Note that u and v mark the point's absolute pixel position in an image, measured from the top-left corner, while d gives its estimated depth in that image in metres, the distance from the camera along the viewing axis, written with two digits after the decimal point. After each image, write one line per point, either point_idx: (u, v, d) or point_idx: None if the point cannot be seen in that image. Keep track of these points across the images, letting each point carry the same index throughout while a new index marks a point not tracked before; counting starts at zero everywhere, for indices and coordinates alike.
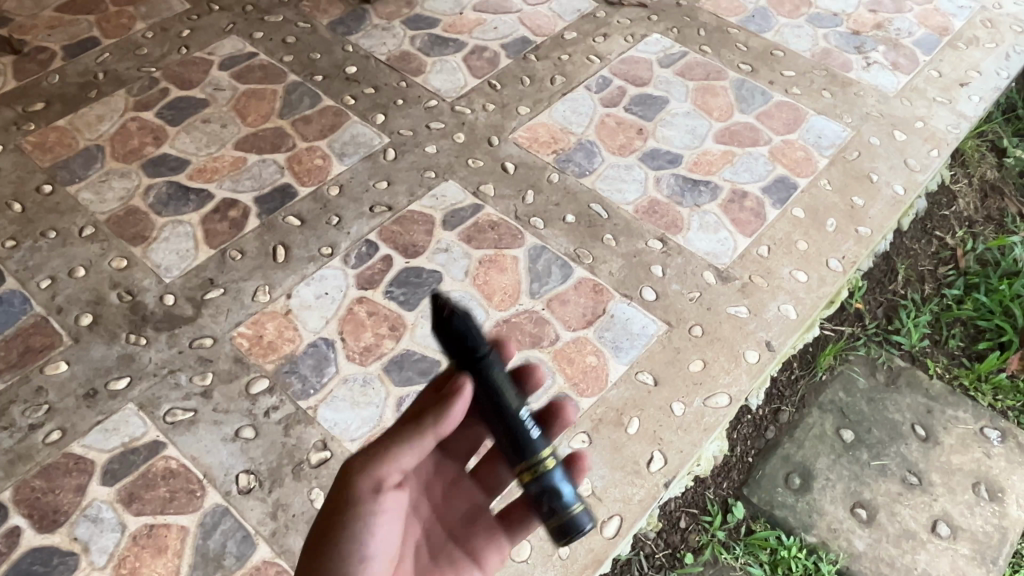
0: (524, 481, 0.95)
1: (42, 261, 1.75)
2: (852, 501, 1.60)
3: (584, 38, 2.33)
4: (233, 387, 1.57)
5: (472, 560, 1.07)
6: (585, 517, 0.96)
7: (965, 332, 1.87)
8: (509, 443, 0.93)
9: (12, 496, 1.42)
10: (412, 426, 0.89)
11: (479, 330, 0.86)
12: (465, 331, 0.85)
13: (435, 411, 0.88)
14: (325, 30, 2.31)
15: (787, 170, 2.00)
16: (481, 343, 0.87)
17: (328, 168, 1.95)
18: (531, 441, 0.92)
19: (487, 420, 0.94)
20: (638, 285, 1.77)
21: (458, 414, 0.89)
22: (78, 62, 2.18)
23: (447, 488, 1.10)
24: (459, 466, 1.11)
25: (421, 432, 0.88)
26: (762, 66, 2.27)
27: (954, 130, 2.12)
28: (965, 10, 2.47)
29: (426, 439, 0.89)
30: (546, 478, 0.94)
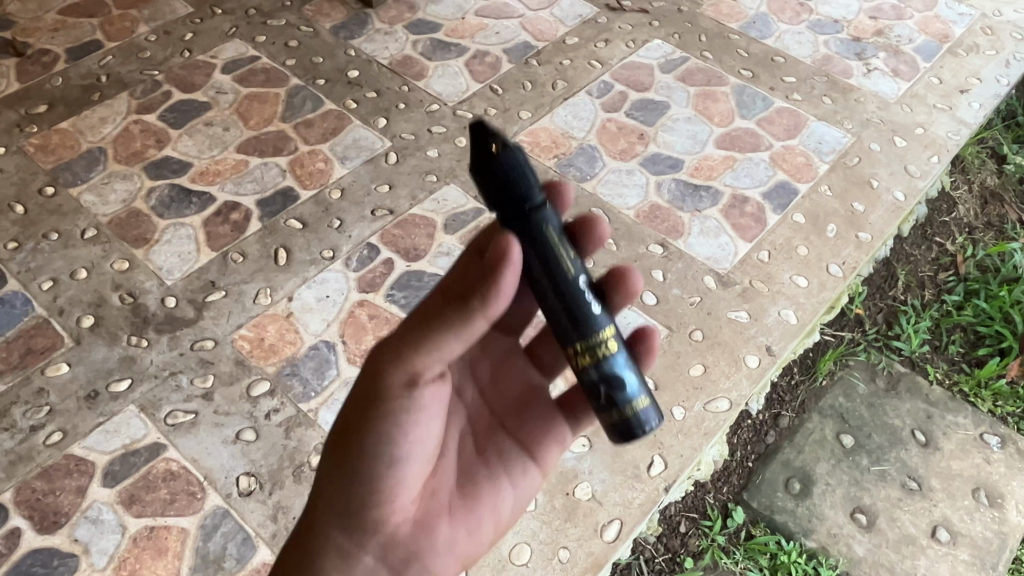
0: (581, 365, 0.84)
1: (44, 262, 1.75)
2: (852, 507, 1.60)
3: (586, 43, 2.33)
4: (234, 389, 1.57)
5: (521, 447, 1.03)
6: (650, 414, 0.86)
7: (965, 338, 1.88)
8: (566, 317, 0.82)
9: (13, 497, 1.42)
10: (459, 307, 0.73)
11: (529, 172, 0.77)
12: (516, 175, 0.76)
13: (483, 291, 0.73)
14: (327, 34, 2.32)
15: (787, 175, 2.01)
16: (530, 189, 0.78)
17: (330, 171, 1.96)
18: (591, 316, 0.82)
19: (539, 294, 0.82)
20: (639, 289, 1.78)
21: (510, 287, 0.73)
22: (80, 65, 2.18)
23: (496, 367, 1.06)
24: (509, 342, 1.08)
25: (467, 314, 0.73)
26: (764, 72, 2.28)
27: (954, 137, 2.13)
28: (965, 17, 2.48)
29: (477, 321, 0.74)
30: (606, 364, 0.83)
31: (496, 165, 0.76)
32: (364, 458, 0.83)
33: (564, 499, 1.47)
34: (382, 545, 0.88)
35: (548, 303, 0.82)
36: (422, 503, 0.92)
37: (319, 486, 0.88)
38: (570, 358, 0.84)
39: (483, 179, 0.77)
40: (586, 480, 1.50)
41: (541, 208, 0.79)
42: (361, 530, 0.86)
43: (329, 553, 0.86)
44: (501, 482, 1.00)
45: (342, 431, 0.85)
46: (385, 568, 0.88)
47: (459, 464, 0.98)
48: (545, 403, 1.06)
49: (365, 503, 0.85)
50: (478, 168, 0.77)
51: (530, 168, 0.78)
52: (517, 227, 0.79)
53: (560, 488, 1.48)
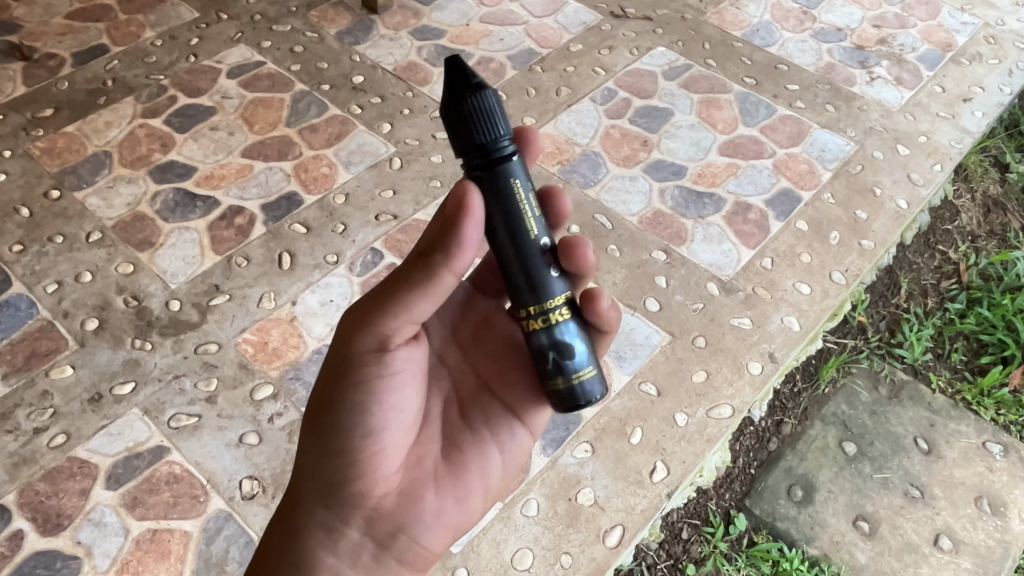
0: (532, 330, 0.93)
1: (49, 265, 1.76)
2: (854, 514, 1.60)
3: (590, 50, 2.34)
4: (238, 393, 1.58)
5: (508, 409, 1.06)
6: (593, 385, 0.94)
7: (968, 347, 1.88)
8: (522, 278, 0.90)
9: (16, 499, 1.42)
10: (422, 267, 0.82)
11: (498, 121, 0.83)
12: (484, 121, 0.82)
13: (444, 247, 0.81)
14: (332, 40, 2.33)
15: (790, 183, 2.01)
16: (499, 136, 0.84)
17: (334, 176, 1.97)
18: (545, 282, 0.91)
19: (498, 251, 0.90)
20: (642, 295, 1.78)
21: (472, 241, 0.82)
22: (87, 69, 2.19)
23: (477, 328, 1.09)
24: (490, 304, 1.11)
25: (433, 272, 0.82)
26: (767, 80, 2.28)
27: (957, 145, 2.14)
28: (968, 27, 2.49)
29: (446, 279, 0.83)
30: (556, 330, 0.92)
31: (468, 111, 0.81)
32: (337, 432, 0.91)
33: (566, 504, 1.47)
34: (366, 518, 0.94)
35: (506, 260, 0.90)
36: (403, 473, 0.96)
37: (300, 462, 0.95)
38: (523, 321, 0.93)
39: (455, 125, 0.83)
40: (588, 485, 1.50)
41: (510, 159, 0.85)
42: (343, 504, 0.93)
43: (315, 530, 0.92)
44: (488, 446, 1.04)
45: (316, 408, 0.93)
46: (371, 540, 0.94)
47: (442, 431, 1.03)
48: (524, 356, 1.06)
49: (343, 477, 0.92)
50: (448, 111, 0.82)
51: (501, 119, 0.83)
52: (484, 176, 0.85)
53: (563, 493, 1.48)
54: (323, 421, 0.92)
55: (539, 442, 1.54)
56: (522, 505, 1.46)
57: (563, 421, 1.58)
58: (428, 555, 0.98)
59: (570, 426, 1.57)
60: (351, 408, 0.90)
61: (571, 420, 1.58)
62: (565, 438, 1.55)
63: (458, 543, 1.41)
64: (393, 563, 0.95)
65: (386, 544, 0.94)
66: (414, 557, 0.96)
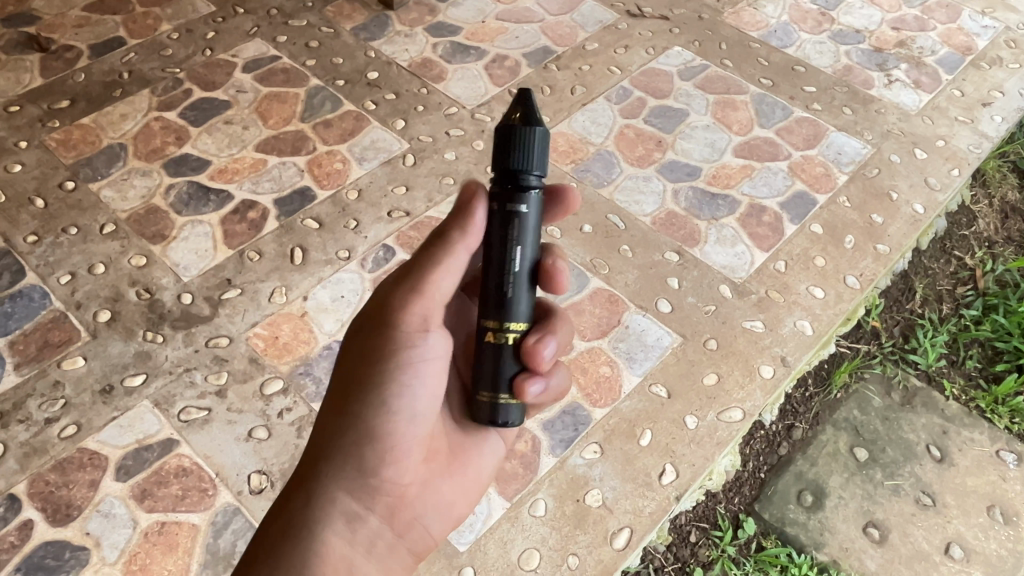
0: (483, 338, 0.95)
1: (62, 256, 1.76)
2: (865, 521, 1.58)
3: (606, 49, 2.33)
4: (248, 387, 1.58)
5: None
6: (513, 412, 0.96)
7: (982, 354, 1.86)
8: (493, 293, 0.93)
9: (27, 489, 1.43)
10: (442, 243, 0.90)
11: (533, 158, 0.85)
12: (520, 151, 0.84)
13: (461, 226, 0.89)
14: (348, 35, 2.33)
15: (806, 186, 2.00)
16: (530, 170, 0.86)
17: (347, 172, 1.96)
18: (511, 305, 0.93)
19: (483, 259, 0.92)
20: (653, 296, 1.77)
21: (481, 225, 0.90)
22: (103, 62, 2.20)
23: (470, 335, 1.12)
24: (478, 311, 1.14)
25: (450, 246, 0.89)
26: (783, 81, 2.27)
27: (975, 150, 2.12)
28: (989, 30, 2.46)
29: (460, 253, 0.90)
30: (500, 350, 0.94)
31: (512, 139, 0.84)
32: (377, 417, 0.92)
33: (574, 505, 1.46)
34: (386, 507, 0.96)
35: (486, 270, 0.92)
36: (419, 464, 1.00)
37: (320, 445, 0.94)
38: (480, 328, 0.95)
39: (498, 143, 0.86)
40: (597, 487, 1.49)
41: (530, 194, 0.88)
42: (368, 493, 0.94)
43: (338, 518, 0.91)
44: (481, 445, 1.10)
45: (348, 390, 0.94)
46: (388, 529, 0.96)
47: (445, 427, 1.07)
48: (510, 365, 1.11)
49: (377, 462, 0.93)
50: (499, 131, 0.85)
51: (539, 159, 0.86)
52: (502, 197, 0.88)
53: (571, 494, 1.48)
54: (351, 405, 0.93)
55: (548, 442, 1.54)
56: (529, 505, 1.46)
57: (572, 421, 1.57)
58: (428, 543, 1.03)
59: (579, 427, 1.56)
60: (388, 390, 0.92)
61: (580, 421, 1.57)
62: (575, 439, 1.55)
63: (465, 541, 1.41)
64: (401, 551, 0.99)
65: (399, 531, 0.98)
66: (421, 545, 1.01)
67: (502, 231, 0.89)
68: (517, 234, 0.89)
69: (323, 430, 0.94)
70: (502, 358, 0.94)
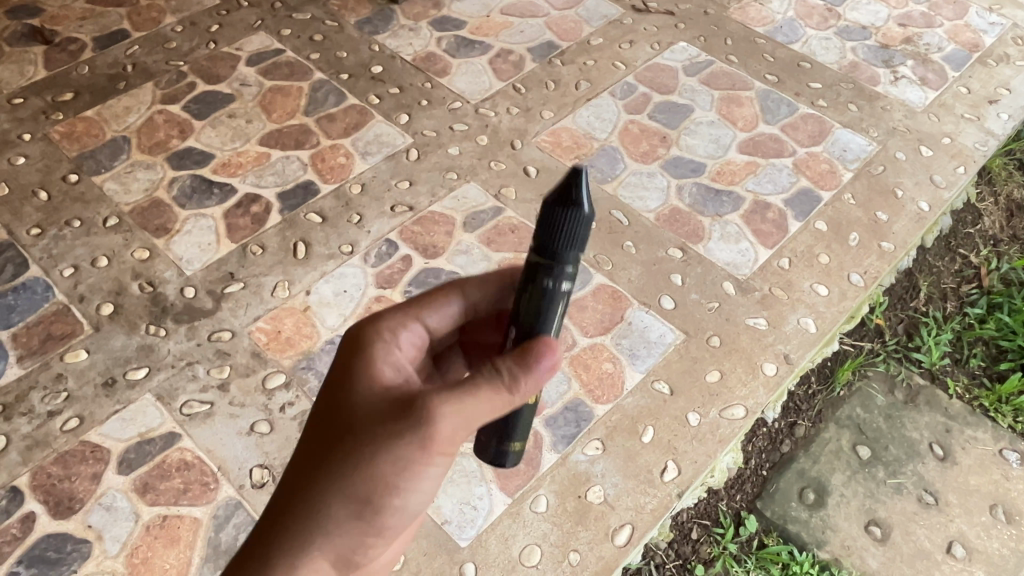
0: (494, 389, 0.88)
1: (66, 249, 1.76)
2: (867, 519, 1.58)
3: (611, 44, 2.32)
4: (250, 381, 1.58)
5: None
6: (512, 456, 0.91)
7: (987, 352, 1.85)
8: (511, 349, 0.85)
9: (29, 482, 1.43)
10: (494, 380, 0.77)
11: (574, 243, 0.77)
12: (562, 235, 0.77)
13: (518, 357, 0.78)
14: (352, 29, 2.32)
15: (811, 183, 1.99)
16: (567, 255, 0.78)
17: (351, 166, 1.96)
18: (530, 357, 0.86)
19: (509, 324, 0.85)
20: (657, 293, 1.76)
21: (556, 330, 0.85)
22: (107, 54, 2.20)
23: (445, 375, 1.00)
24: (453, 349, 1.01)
25: (505, 390, 0.77)
26: (789, 77, 2.26)
27: (981, 148, 2.11)
28: (996, 27, 2.45)
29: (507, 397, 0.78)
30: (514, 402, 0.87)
31: (555, 222, 0.76)
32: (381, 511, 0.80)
33: (575, 501, 1.46)
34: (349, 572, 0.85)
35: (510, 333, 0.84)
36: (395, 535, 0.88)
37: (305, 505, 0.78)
38: None
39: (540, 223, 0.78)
40: (598, 483, 1.49)
41: (565, 273, 0.80)
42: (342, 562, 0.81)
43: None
44: None
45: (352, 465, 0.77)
46: None
47: None
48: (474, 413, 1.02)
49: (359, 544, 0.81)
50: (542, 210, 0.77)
51: (580, 245, 0.78)
52: (538, 273, 0.80)
53: (573, 490, 1.48)
54: (354, 482, 0.77)
55: (550, 438, 1.54)
56: (531, 501, 1.46)
57: (574, 417, 1.57)
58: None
59: (581, 423, 1.56)
60: (399, 490, 0.79)
61: (582, 417, 1.57)
62: (577, 435, 1.54)
63: (467, 537, 1.41)
64: None
65: None
66: None
67: (539, 312, 0.81)
68: (548, 312, 0.81)
69: (310, 485, 0.79)
70: (514, 421, 0.87)
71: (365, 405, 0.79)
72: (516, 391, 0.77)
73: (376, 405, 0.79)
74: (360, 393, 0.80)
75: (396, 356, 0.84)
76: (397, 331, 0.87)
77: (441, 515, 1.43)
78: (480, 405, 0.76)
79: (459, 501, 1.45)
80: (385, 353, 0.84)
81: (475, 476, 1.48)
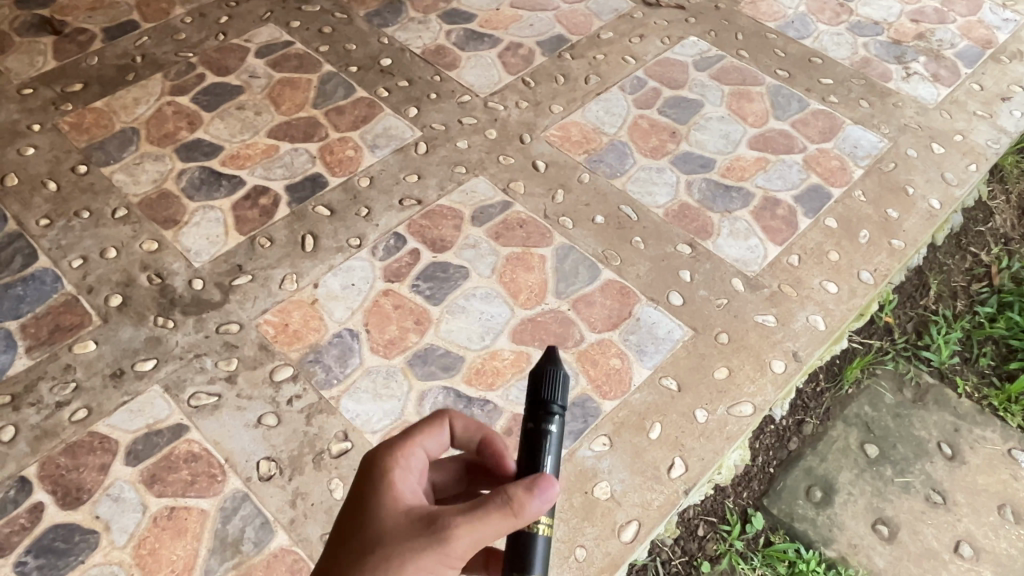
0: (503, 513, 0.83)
1: (75, 240, 1.77)
2: (874, 518, 1.58)
3: (621, 38, 2.31)
4: (257, 374, 1.58)
5: None
6: None
7: (997, 351, 1.84)
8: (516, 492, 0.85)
9: (38, 472, 1.43)
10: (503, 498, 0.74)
11: (557, 390, 0.87)
12: (548, 382, 0.87)
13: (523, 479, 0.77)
14: (361, 21, 2.32)
15: (821, 179, 1.98)
16: (555, 402, 0.86)
17: (359, 159, 1.96)
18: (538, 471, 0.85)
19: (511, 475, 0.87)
20: (665, 289, 1.76)
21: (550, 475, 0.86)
22: (116, 45, 2.20)
23: None
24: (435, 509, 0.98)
25: (516, 511, 0.74)
26: (800, 73, 2.24)
27: (993, 145, 2.09)
28: (1010, 23, 2.43)
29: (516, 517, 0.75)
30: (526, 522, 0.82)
31: (541, 372, 0.88)
32: None
33: (582, 497, 1.46)
34: None
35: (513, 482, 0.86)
36: None
37: None
38: None
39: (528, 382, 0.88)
40: (605, 479, 1.48)
41: (554, 419, 0.86)
42: None
43: None
44: None
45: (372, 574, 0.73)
46: None
47: None
48: None
49: None
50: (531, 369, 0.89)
51: (563, 392, 0.87)
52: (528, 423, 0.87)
53: (579, 486, 1.47)
54: None
55: None
56: None
57: (581, 413, 1.56)
58: None
59: (589, 419, 1.56)
60: None
61: (590, 413, 1.56)
62: (584, 431, 1.54)
63: None
64: None
65: None
66: None
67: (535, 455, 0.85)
68: (542, 452, 0.85)
69: None
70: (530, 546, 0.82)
71: (385, 521, 0.77)
72: (523, 517, 0.74)
73: (395, 522, 0.77)
74: (378, 511, 0.78)
75: (412, 476, 0.83)
76: (412, 456, 0.85)
77: None
78: (491, 531, 0.73)
79: None
80: (403, 475, 0.82)
81: None
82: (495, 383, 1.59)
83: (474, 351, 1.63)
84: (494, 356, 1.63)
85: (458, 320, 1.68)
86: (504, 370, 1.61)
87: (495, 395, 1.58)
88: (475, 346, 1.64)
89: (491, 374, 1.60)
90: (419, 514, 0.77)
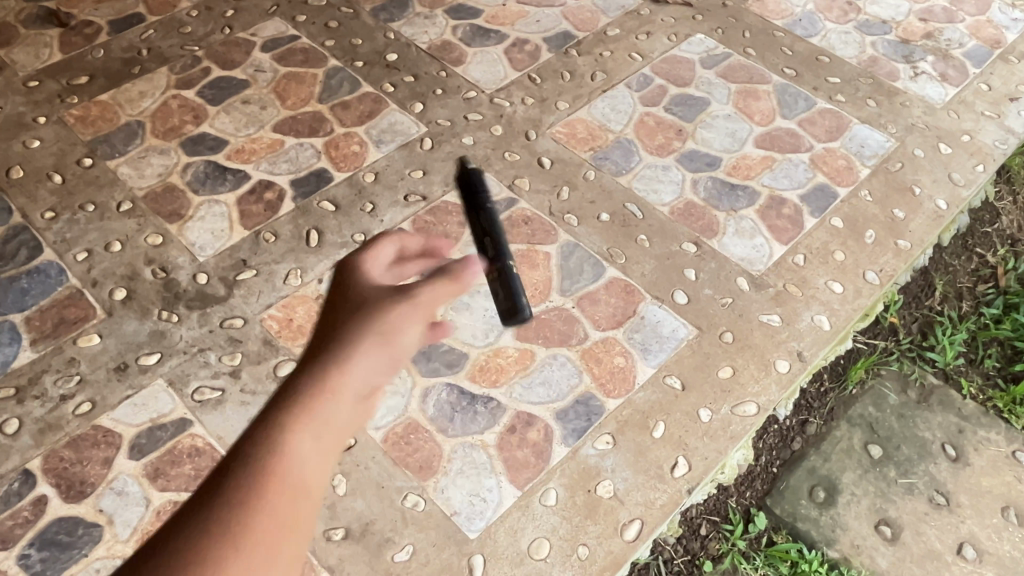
0: None
1: (80, 233, 1.77)
2: (877, 518, 1.57)
3: (627, 35, 2.31)
4: (261, 369, 1.58)
5: None
6: None
7: (1002, 353, 1.83)
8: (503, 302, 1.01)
9: (41, 465, 1.43)
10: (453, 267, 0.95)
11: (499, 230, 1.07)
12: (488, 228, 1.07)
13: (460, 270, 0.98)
14: (367, 16, 2.31)
15: (827, 178, 1.97)
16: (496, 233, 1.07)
17: (364, 154, 1.96)
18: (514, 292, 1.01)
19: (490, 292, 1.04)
20: (670, 288, 1.75)
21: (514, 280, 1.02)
22: (122, 38, 2.19)
23: None
24: None
25: (460, 276, 0.95)
26: (807, 71, 2.24)
27: (1001, 145, 2.08)
28: (1018, 23, 2.42)
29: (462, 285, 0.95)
30: None
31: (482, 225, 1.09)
32: (384, 339, 0.81)
33: (585, 495, 1.46)
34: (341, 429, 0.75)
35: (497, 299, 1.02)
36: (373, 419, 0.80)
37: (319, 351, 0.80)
38: None
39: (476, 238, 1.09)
40: (608, 477, 1.48)
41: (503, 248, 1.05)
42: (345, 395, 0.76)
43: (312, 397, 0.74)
44: None
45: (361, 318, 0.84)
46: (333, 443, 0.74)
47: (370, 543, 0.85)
48: None
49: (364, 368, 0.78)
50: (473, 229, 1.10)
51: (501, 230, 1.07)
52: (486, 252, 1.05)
53: (582, 484, 1.47)
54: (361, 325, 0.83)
55: (561, 432, 1.53)
56: (541, 494, 1.45)
57: (585, 411, 1.56)
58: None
59: (592, 417, 1.55)
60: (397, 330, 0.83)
61: (593, 411, 1.56)
62: (587, 429, 1.54)
63: (476, 528, 1.41)
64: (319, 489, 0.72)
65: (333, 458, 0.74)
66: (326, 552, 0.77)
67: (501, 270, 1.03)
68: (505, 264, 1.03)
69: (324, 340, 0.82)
70: None
71: (367, 286, 0.90)
72: (466, 281, 0.95)
73: (374, 287, 0.90)
74: (358, 282, 0.92)
75: (382, 271, 0.96)
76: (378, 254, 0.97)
77: (450, 507, 1.43)
78: (447, 288, 0.91)
79: (468, 493, 1.44)
80: (371, 263, 0.95)
81: (485, 468, 1.47)
82: (499, 381, 1.59)
83: (477, 348, 1.63)
84: (498, 353, 1.63)
85: (462, 317, 1.68)
86: (508, 368, 1.61)
87: (499, 392, 1.57)
88: (479, 343, 1.64)
89: (495, 371, 1.60)
90: (389, 285, 0.92)
